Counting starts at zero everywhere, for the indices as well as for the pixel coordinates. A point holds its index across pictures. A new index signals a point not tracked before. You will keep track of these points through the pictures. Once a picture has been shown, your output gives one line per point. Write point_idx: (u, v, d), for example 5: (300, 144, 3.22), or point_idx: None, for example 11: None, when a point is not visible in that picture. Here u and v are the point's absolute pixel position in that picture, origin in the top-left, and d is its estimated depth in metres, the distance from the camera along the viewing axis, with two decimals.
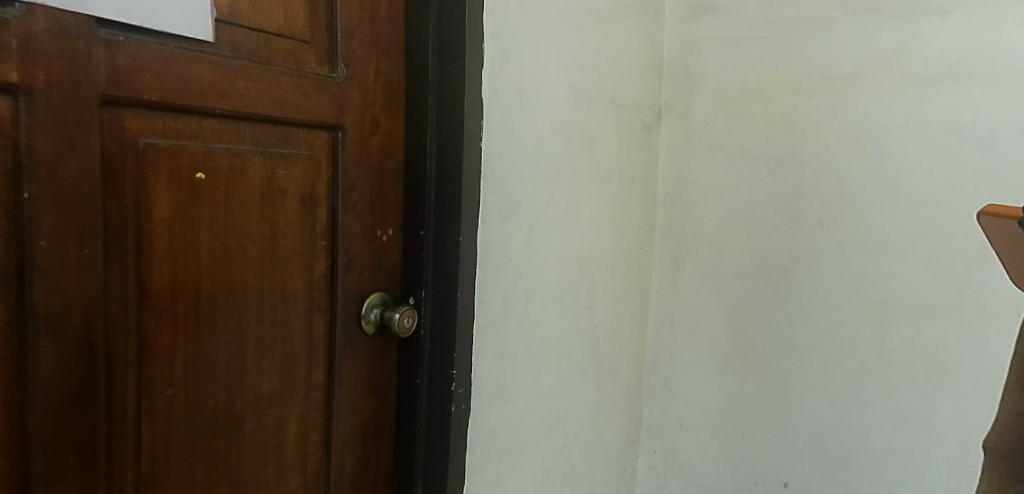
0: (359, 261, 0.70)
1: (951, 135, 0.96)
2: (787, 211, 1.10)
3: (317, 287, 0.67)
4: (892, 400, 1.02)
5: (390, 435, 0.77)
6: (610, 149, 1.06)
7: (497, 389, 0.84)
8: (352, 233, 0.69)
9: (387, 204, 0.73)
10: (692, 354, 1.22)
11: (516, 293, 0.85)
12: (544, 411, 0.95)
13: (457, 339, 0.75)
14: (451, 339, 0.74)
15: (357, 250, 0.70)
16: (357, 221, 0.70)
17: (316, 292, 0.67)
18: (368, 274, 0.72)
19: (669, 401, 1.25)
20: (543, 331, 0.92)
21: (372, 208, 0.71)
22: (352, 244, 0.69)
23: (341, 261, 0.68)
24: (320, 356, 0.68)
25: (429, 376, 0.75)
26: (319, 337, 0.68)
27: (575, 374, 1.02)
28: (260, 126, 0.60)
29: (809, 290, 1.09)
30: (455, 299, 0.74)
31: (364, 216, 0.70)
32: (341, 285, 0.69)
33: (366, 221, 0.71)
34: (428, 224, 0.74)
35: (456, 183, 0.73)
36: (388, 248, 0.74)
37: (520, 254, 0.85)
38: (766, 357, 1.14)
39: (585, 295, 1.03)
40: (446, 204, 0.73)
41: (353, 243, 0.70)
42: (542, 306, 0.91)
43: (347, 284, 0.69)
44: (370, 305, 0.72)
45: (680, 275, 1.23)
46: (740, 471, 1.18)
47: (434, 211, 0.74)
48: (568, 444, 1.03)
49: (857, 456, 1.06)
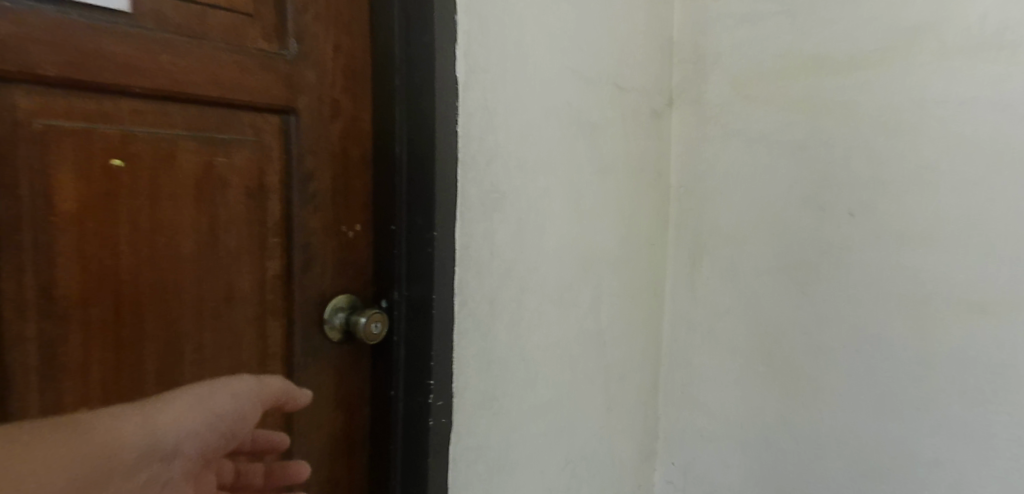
0: (321, 260, 0.63)
1: (998, 111, 0.86)
2: (812, 201, 1.00)
3: (270, 289, 0.60)
4: (937, 408, 0.91)
5: (363, 451, 0.71)
6: (614, 137, 0.97)
7: (487, 400, 0.75)
8: (310, 229, 0.62)
9: (355, 197, 0.66)
10: (711, 359, 1.12)
11: (506, 293, 0.76)
12: (543, 423, 0.86)
13: (437, 346, 0.67)
14: (430, 345, 0.67)
15: (318, 246, 0.63)
16: (319, 215, 0.63)
17: (271, 292, 0.60)
18: (333, 274, 0.65)
19: (687, 410, 1.15)
20: (539, 336, 0.83)
21: (336, 201, 0.64)
22: (311, 242, 0.62)
23: (298, 260, 0.61)
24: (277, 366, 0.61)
25: (404, 386, 0.68)
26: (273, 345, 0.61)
27: (579, 383, 0.93)
28: (193, 107, 0.53)
29: (841, 287, 0.98)
30: (432, 301, 0.66)
31: (326, 210, 0.64)
32: (299, 288, 0.62)
33: (328, 216, 0.64)
34: (400, 218, 0.67)
35: (430, 172, 0.65)
36: (357, 245, 0.67)
37: (509, 250, 0.77)
38: (792, 360, 1.04)
39: (589, 295, 0.94)
40: (420, 196, 0.66)
41: (313, 241, 0.63)
42: (536, 307, 0.82)
43: (306, 286, 0.62)
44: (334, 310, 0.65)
45: (696, 273, 1.13)
46: (766, 487, 1.07)
47: (408, 203, 0.67)
48: (572, 459, 0.94)
49: (900, 472, 0.95)
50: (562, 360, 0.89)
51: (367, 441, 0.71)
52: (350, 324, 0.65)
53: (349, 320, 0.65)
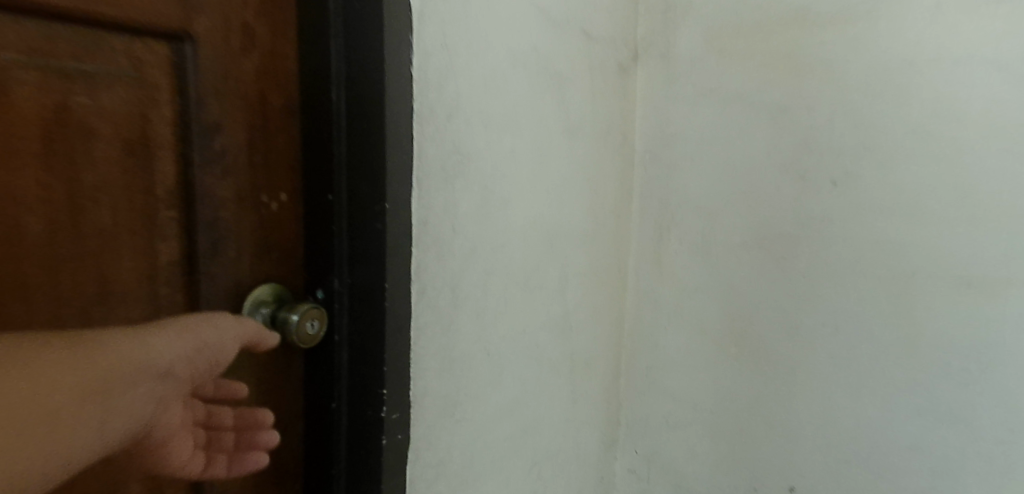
0: (234, 240, 0.50)
1: (995, 71, 0.79)
2: (794, 166, 0.92)
3: (164, 276, 0.47)
4: (920, 389, 0.86)
5: (295, 473, 0.58)
6: (582, 92, 0.85)
7: (450, 406, 0.63)
8: (218, 200, 0.49)
9: (280, 160, 0.52)
10: (678, 340, 1.03)
11: (470, 277, 0.63)
12: (508, 424, 0.74)
13: (390, 347, 0.53)
14: (383, 346, 0.53)
15: (229, 219, 0.50)
16: (230, 183, 0.49)
17: (168, 281, 0.47)
18: (251, 257, 0.51)
19: (652, 395, 1.06)
20: (505, 325, 0.71)
21: (254, 164, 0.51)
22: (219, 216, 0.49)
23: (202, 238, 0.48)
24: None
25: (349, 396, 0.55)
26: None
27: (545, 374, 0.82)
28: (37, 24, 0.38)
29: (820, 262, 0.91)
30: (383, 291, 0.52)
31: (240, 176, 0.50)
32: (204, 273, 0.49)
33: (243, 180, 0.50)
34: (339, 187, 0.53)
35: (378, 126, 0.51)
36: (282, 219, 0.53)
37: (474, 224, 0.63)
38: (766, 340, 0.96)
39: (556, 275, 0.82)
40: (365, 159, 0.52)
41: (222, 215, 0.49)
42: (503, 292, 0.70)
43: (213, 272, 0.49)
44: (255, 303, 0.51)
45: (663, 247, 1.03)
46: (736, 475, 1.00)
47: (350, 168, 0.53)
48: (537, 459, 0.83)
49: (880, 458, 0.89)
50: (528, 351, 0.77)
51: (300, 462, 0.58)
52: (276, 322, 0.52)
53: (274, 318, 0.52)
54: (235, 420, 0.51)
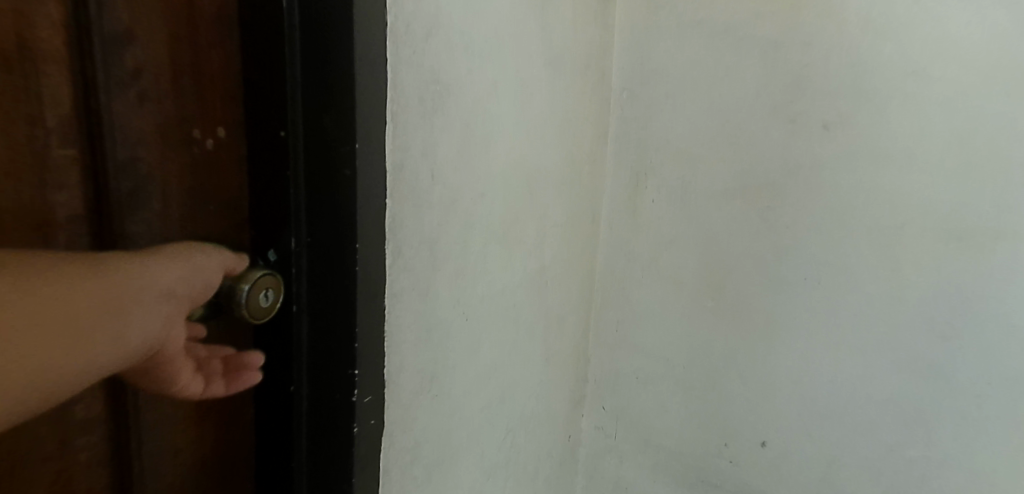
0: (160, 186, 0.39)
1: (1001, 12, 0.76)
2: (783, 110, 0.86)
3: (64, 238, 0.35)
4: (900, 343, 0.85)
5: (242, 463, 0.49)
6: (564, 17, 0.74)
7: (426, 381, 0.54)
8: (135, 134, 0.37)
9: (215, 82, 0.41)
10: (652, 294, 0.98)
11: (449, 232, 0.54)
12: (485, 393, 0.67)
13: (363, 320, 0.44)
14: (353, 319, 0.44)
15: (154, 160, 0.38)
16: (150, 110, 0.38)
17: (71, 242, 0.35)
18: (184, 208, 0.40)
19: (622, 350, 1.01)
20: (483, 284, 0.63)
21: (181, 86, 0.39)
22: (138, 154, 0.37)
23: (117, 186, 0.37)
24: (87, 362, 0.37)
25: (311, 377, 0.46)
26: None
27: (520, 336, 0.74)
28: None
29: (805, 212, 0.87)
30: (353, 252, 0.43)
31: (163, 101, 0.38)
32: (122, 232, 0.37)
33: (171, 110, 0.39)
34: (294, 122, 0.42)
35: (346, 46, 0.41)
36: (222, 161, 0.42)
37: (454, 170, 0.54)
38: (746, 293, 0.92)
39: (535, 226, 0.74)
40: (329, 86, 0.41)
41: (141, 153, 0.38)
42: (481, 248, 0.61)
43: (134, 230, 0.38)
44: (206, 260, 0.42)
45: (639, 195, 0.96)
46: (708, 431, 0.98)
47: (308, 97, 0.42)
48: (511, 427, 0.76)
49: (853, 410, 0.89)
50: (505, 312, 0.69)
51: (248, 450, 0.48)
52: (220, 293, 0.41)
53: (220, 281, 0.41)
54: (209, 348, 0.41)
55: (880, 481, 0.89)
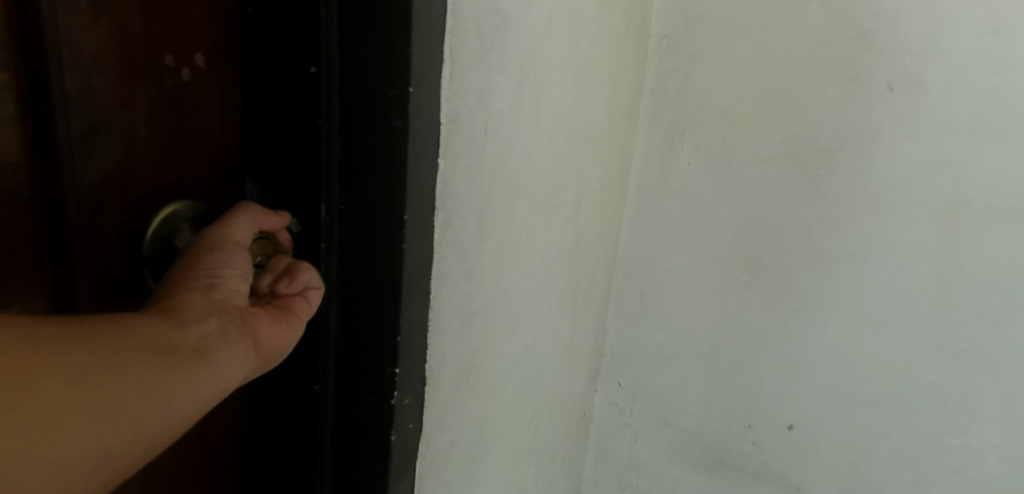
0: (121, 121, 0.35)
1: None
2: (841, 67, 0.78)
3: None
4: (948, 328, 0.80)
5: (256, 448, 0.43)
6: None
7: (466, 372, 0.46)
8: (86, 59, 0.33)
9: (182, 6, 0.36)
10: (680, 265, 0.91)
11: (498, 199, 0.45)
12: (519, 378, 0.60)
13: (408, 308, 0.36)
14: (397, 307, 0.35)
15: (107, 83, 0.34)
16: (104, 32, 0.34)
17: (14, 175, 0.32)
18: (150, 146, 0.37)
19: (644, 324, 0.94)
20: (525, 258, 0.54)
21: (133, 8, 0.34)
22: (93, 84, 0.34)
23: (63, 110, 0.33)
24: (38, 302, 0.35)
25: (339, 373, 0.38)
26: (22, 277, 0.34)
27: (552, 313, 0.67)
28: None
29: (858, 183, 0.80)
30: (400, 227, 0.34)
31: (117, 24, 0.34)
32: (70, 164, 0.34)
33: (129, 23, 0.34)
34: (326, 57, 0.32)
35: None
36: (193, 89, 0.38)
37: (507, 124, 0.44)
38: (785, 268, 0.86)
39: (573, 191, 0.65)
40: (374, 8, 0.31)
41: (96, 84, 0.34)
42: (526, 216, 0.52)
43: (81, 161, 0.34)
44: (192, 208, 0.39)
45: (673, 157, 0.88)
46: (731, 411, 0.93)
47: (344, 21, 0.31)
48: (538, 412, 0.69)
49: (890, 395, 0.84)
50: (542, 288, 0.61)
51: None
52: (156, 256, 0.39)
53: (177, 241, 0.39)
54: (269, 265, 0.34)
55: (911, 469, 0.86)
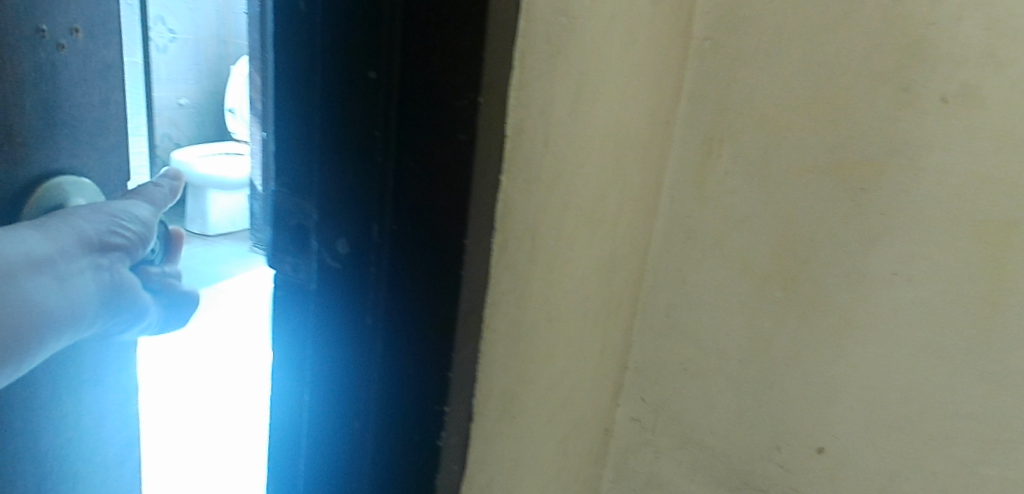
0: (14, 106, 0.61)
1: None
2: (894, 77, 0.74)
3: None
4: (993, 355, 0.76)
5: (280, 487, 0.39)
6: None
7: (509, 403, 0.43)
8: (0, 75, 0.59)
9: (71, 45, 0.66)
10: (712, 278, 0.87)
11: (551, 217, 0.42)
12: (555, 401, 0.56)
13: (461, 340, 0.32)
14: (450, 341, 0.31)
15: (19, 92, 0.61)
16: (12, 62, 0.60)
17: None
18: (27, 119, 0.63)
19: (671, 338, 0.91)
20: (568, 277, 0.51)
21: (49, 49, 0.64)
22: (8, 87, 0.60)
23: None
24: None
25: (379, 409, 0.34)
26: None
27: (587, 330, 0.63)
28: None
29: (903, 199, 0.76)
30: (459, 254, 0.30)
31: None
32: None
33: None
34: (386, 61, 0.28)
35: None
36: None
37: (565, 138, 0.41)
38: (822, 287, 0.82)
39: (615, 203, 0.61)
40: (446, 7, 0.27)
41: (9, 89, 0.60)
42: (573, 233, 0.49)
43: None
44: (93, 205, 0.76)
45: (711, 167, 0.84)
46: (758, 431, 0.89)
47: (409, 21, 0.28)
48: (568, 434, 0.66)
49: (928, 423, 0.81)
50: (580, 306, 0.57)
51: (292, 476, 0.38)
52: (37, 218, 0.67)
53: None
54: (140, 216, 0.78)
55: None
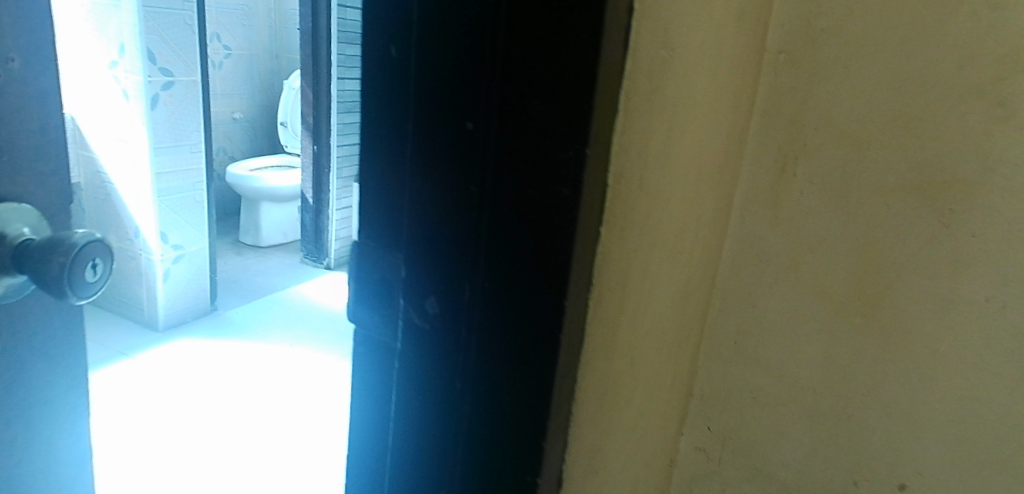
0: None
1: None
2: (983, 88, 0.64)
3: None
4: None
5: None
6: None
7: (592, 461, 0.40)
8: None
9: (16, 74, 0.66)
10: (784, 301, 0.79)
11: (640, 262, 0.39)
12: (631, 447, 0.53)
13: (558, 394, 0.30)
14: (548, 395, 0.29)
15: None
16: None
17: None
18: None
19: (741, 367, 0.84)
20: (650, 319, 0.47)
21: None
22: None
23: None
24: None
25: (464, 476, 0.32)
26: None
27: (662, 368, 0.60)
28: None
29: (1001, 223, 0.65)
30: (560, 303, 0.28)
31: None
32: None
33: None
34: (486, 116, 0.27)
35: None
36: None
37: (655, 178, 0.38)
38: (906, 319, 0.72)
39: (693, 234, 0.58)
40: (551, 57, 0.26)
41: None
42: (657, 274, 0.45)
43: None
44: (89, 237, 0.57)
45: (787, 186, 0.76)
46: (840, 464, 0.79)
47: (512, 58, 0.26)
48: (639, 475, 0.63)
49: None
50: (658, 345, 0.54)
51: None
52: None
53: (47, 252, 0.54)
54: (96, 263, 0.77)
55: None
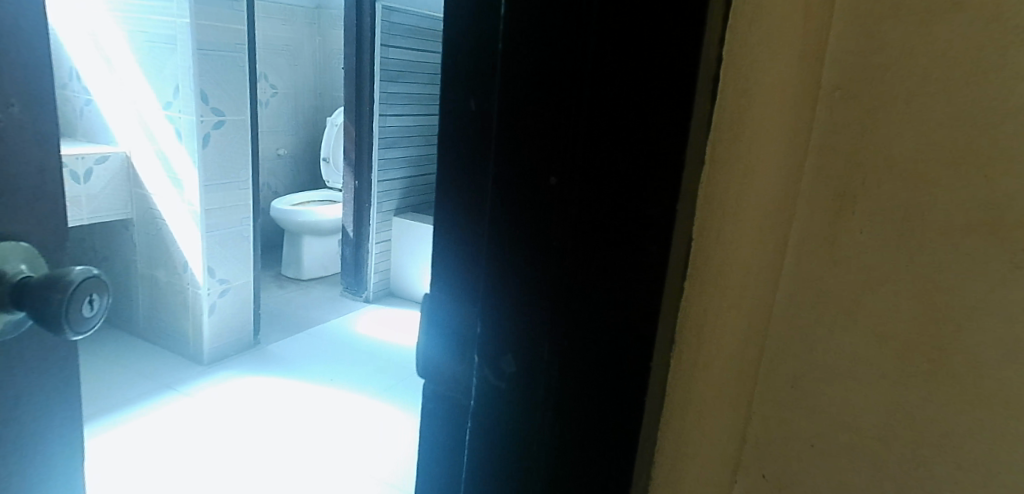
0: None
1: None
2: None
3: None
4: None
5: None
6: None
7: None
8: None
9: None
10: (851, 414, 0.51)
11: (736, 322, 0.36)
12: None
13: (646, 419, 0.34)
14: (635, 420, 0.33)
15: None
16: None
17: None
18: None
19: None
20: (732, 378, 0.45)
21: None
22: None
23: None
24: None
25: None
26: None
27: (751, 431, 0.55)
28: None
29: None
30: (649, 336, 0.32)
31: None
32: None
33: None
34: (570, 176, 0.32)
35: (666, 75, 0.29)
36: None
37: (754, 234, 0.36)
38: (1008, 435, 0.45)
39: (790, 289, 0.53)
40: (632, 126, 0.30)
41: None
42: (746, 331, 0.43)
43: None
44: (87, 273, 0.53)
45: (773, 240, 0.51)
46: None
47: (588, 131, 0.31)
48: None
49: None
50: (739, 404, 0.51)
51: None
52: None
53: (43, 291, 0.50)
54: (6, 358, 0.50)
55: None
